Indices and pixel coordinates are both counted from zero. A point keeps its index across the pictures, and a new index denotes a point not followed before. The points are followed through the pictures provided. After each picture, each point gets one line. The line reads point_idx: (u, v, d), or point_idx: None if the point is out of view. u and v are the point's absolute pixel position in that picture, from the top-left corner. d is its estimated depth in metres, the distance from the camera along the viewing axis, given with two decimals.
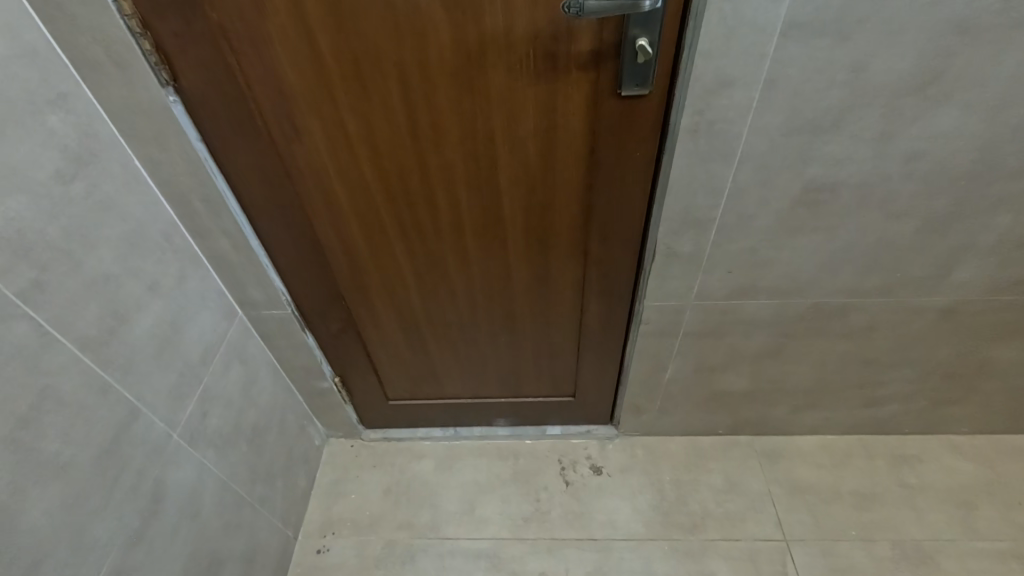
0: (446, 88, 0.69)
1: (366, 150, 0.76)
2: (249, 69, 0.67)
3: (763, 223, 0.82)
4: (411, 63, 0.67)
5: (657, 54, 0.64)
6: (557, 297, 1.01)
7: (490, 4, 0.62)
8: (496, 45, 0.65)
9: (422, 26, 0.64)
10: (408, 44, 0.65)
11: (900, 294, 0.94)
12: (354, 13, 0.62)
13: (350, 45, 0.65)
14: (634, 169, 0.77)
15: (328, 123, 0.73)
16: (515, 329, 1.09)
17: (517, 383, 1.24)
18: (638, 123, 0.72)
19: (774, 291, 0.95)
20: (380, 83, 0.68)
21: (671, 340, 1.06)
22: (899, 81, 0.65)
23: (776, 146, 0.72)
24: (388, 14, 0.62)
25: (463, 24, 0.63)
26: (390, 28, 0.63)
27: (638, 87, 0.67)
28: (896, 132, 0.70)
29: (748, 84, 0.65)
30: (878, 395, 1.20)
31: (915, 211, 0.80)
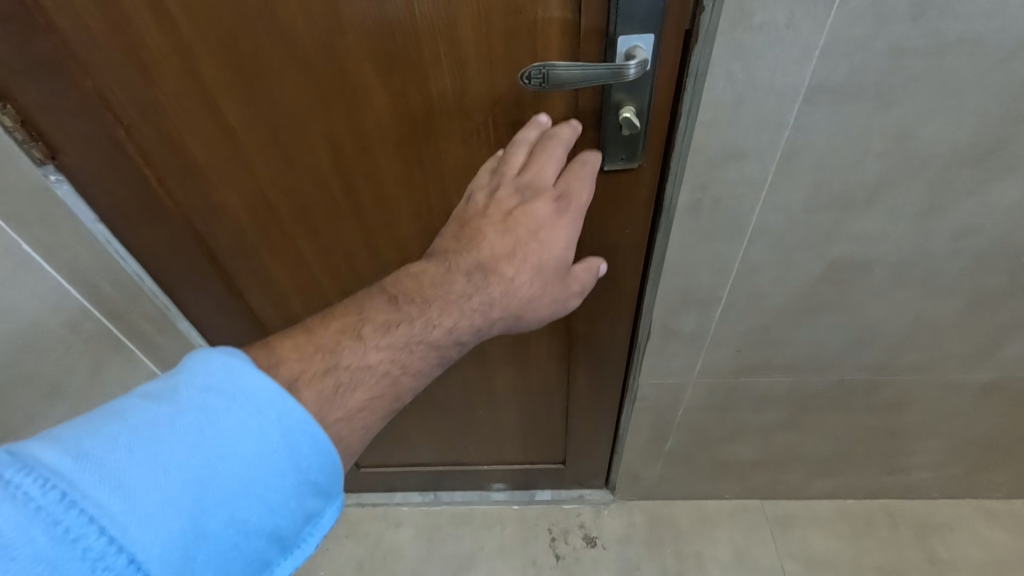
0: (391, 162, 0.57)
1: (301, 227, 0.63)
2: (144, 143, 0.54)
3: (778, 302, 0.69)
4: (344, 134, 0.54)
5: (647, 122, 0.51)
6: (540, 369, 0.89)
7: (435, 68, 0.48)
8: (447, 114, 0.52)
9: (353, 93, 0.50)
10: (337, 113, 0.52)
11: (937, 370, 0.81)
12: (263, 79, 0.49)
13: (265, 116, 0.52)
14: (623, 246, 0.64)
15: (250, 201, 0.60)
16: (495, 400, 0.97)
17: (501, 449, 1.12)
18: (626, 197, 0.59)
19: (789, 369, 0.82)
20: (308, 155, 0.56)
21: (672, 414, 0.93)
22: (953, 151, 0.51)
23: (795, 223, 0.59)
24: (308, 79, 0.49)
25: (403, 91, 0.50)
26: (311, 96, 0.51)
27: (626, 160, 0.54)
28: (944, 207, 0.57)
29: (762, 156, 0.52)
30: (906, 464, 1.07)
31: (962, 288, 0.67)
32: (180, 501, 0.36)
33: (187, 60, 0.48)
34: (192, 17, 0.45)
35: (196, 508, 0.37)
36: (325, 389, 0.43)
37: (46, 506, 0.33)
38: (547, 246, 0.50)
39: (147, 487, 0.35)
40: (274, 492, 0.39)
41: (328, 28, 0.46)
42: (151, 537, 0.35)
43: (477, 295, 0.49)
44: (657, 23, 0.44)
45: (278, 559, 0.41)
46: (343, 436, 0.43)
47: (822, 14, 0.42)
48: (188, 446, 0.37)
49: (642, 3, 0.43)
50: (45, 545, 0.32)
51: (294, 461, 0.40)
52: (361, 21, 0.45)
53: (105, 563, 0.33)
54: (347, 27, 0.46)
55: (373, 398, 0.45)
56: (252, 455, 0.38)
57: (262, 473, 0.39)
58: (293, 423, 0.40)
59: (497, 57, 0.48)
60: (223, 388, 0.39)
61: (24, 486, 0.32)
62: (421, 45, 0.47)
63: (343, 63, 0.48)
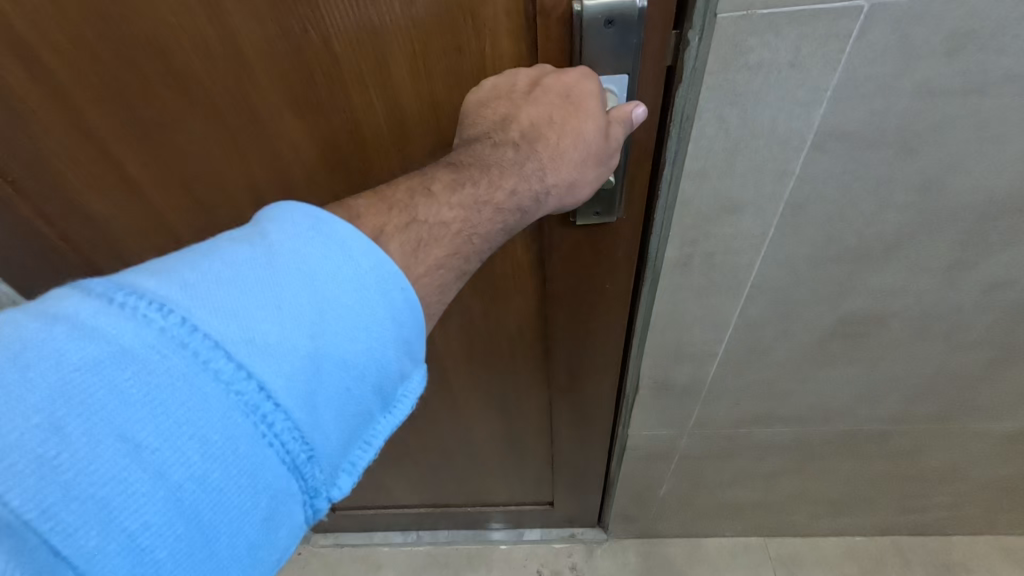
0: (326, 214, 0.49)
1: None
2: (42, 197, 0.47)
3: (781, 356, 0.62)
4: (269, 186, 0.46)
5: (626, 174, 0.43)
6: (520, 419, 0.81)
7: (367, 116, 0.41)
8: (387, 164, 0.44)
9: (274, 143, 0.43)
10: (258, 164, 0.45)
11: (957, 420, 0.73)
12: (165, 128, 0.42)
13: (175, 167, 0.45)
14: (605, 303, 0.56)
15: (171, 256, 0.53)
16: (473, 446, 0.90)
17: (486, 492, 1.05)
18: (605, 255, 0.50)
19: (794, 419, 0.74)
20: (230, 210, 0.48)
21: (665, 462, 0.86)
22: (988, 202, 0.43)
23: (800, 278, 0.51)
24: (219, 129, 0.42)
25: (332, 139, 0.43)
26: (225, 145, 0.43)
27: (602, 213, 0.46)
28: (975, 261, 0.49)
29: (762, 209, 0.44)
30: (920, 505, 1.00)
31: (991, 340, 0.59)
32: (293, 328, 0.27)
33: (74, 106, 0.41)
34: (72, 58, 0.38)
35: (311, 358, 0.27)
36: (408, 244, 0.32)
37: (170, 329, 0.25)
38: (579, 161, 0.36)
39: (263, 311, 0.26)
40: (377, 336, 0.29)
41: (235, 70, 0.38)
42: (274, 361, 0.26)
43: (517, 187, 0.35)
44: (631, 63, 0.36)
45: (385, 416, 0.31)
46: (426, 301, 0.32)
47: (835, 50, 0.34)
48: (295, 286, 0.27)
49: (611, 41, 0.35)
50: (173, 364, 0.24)
51: (404, 314, 0.30)
52: (272, 61, 0.38)
53: (236, 387, 0.25)
54: (257, 69, 0.38)
55: (454, 257, 0.33)
56: (355, 301, 0.29)
57: (373, 312, 0.29)
58: (392, 276, 0.30)
59: (441, 101, 0.40)
60: (319, 231, 0.29)
61: (144, 308, 0.25)
62: (347, 88, 0.39)
63: (258, 109, 0.41)
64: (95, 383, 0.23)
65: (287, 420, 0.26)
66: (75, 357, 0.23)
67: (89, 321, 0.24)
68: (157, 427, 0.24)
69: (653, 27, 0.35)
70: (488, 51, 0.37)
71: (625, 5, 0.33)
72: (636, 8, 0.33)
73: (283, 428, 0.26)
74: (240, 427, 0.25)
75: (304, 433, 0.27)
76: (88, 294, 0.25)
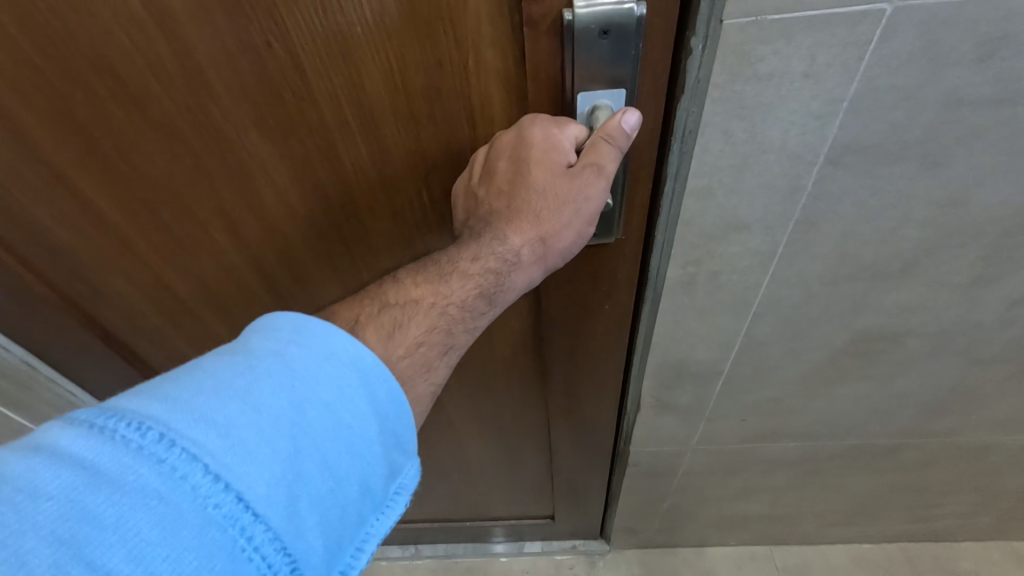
0: (302, 236, 0.46)
1: (208, 306, 0.54)
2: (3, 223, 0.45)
3: (789, 374, 0.58)
4: (239, 211, 0.44)
5: (623, 193, 0.40)
6: (518, 437, 0.78)
7: (340, 135, 0.38)
8: (364, 184, 0.42)
9: (241, 165, 0.40)
10: (226, 188, 0.42)
11: (973, 433, 0.70)
12: (122, 148, 0.39)
13: (139, 191, 0.42)
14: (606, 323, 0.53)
15: (142, 279, 0.51)
16: (471, 463, 0.87)
17: (484, 507, 1.02)
18: (604, 276, 0.47)
19: (802, 435, 0.71)
20: (199, 232, 0.46)
21: (669, 477, 0.83)
22: (1016, 216, 0.40)
23: (811, 296, 0.48)
24: (180, 150, 0.39)
25: (303, 161, 0.40)
26: (189, 168, 0.40)
27: (602, 233, 0.43)
28: (998, 276, 0.45)
29: (772, 227, 0.41)
30: (930, 514, 0.97)
31: (1013, 356, 0.56)
32: (277, 426, 0.28)
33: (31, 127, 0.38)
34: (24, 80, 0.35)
35: (292, 447, 0.28)
36: (382, 328, 0.34)
37: (148, 447, 0.25)
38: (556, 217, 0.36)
39: (247, 417, 0.27)
40: (358, 434, 0.30)
41: (191, 88, 0.35)
42: (255, 471, 0.27)
43: (482, 255, 0.36)
44: (628, 76, 0.33)
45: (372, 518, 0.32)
46: (409, 376, 0.34)
47: (853, 58, 0.31)
48: (275, 391, 0.29)
49: (606, 53, 0.32)
50: (151, 483, 0.25)
51: (389, 406, 0.32)
52: (234, 79, 0.35)
53: (215, 501, 0.26)
54: (218, 89, 0.35)
55: (432, 331, 0.35)
56: (339, 393, 0.30)
57: (357, 408, 0.30)
58: (374, 366, 0.31)
59: (421, 117, 0.37)
60: (298, 336, 0.31)
61: (121, 430, 0.25)
62: (316, 107, 0.36)
63: (222, 132, 0.38)
64: (81, 500, 0.24)
65: (268, 532, 0.27)
66: (68, 478, 0.24)
67: (70, 449, 0.25)
68: (127, 554, 0.23)
69: (653, 37, 0.32)
70: (471, 65, 0.34)
71: (622, 13, 0.30)
72: (634, 17, 0.30)
73: (265, 542, 0.27)
74: (224, 538, 0.25)
75: (287, 546, 0.27)
76: (72, 421, 0.26)
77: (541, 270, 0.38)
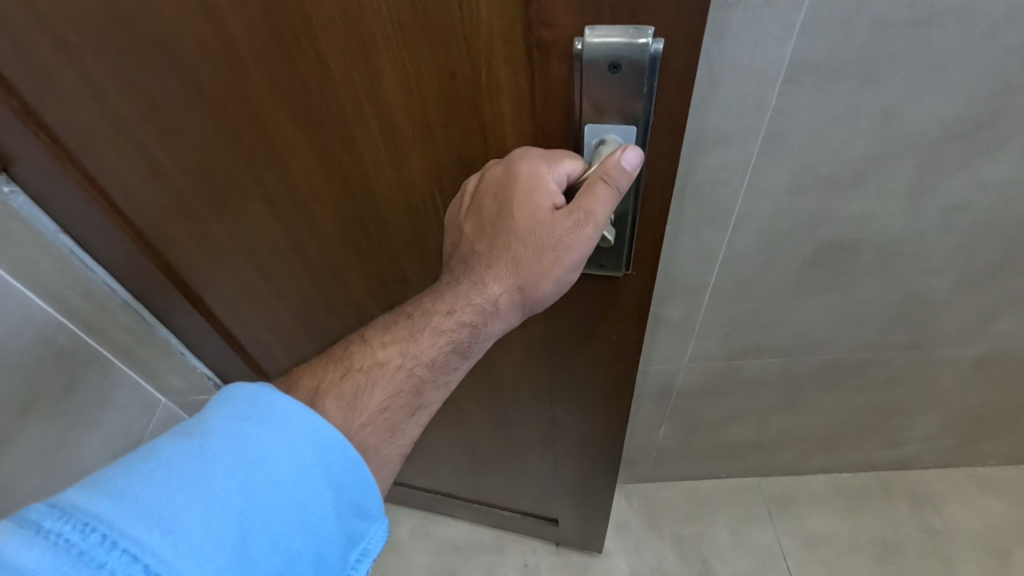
0: (326, 215, 0.52)
1: (247, 263, 0.61)
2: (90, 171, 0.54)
3: (767, 286, 0.68)
4: (272, 184, 0.51)
5: (631, 224, 0.43)
6: (523, 436, 0.83)
7: (359, 127, 0.43)
8: (381, 176, 0.47)
9: (272, 142, 0.47)
10: (261, 162, 0.49)
11: (930, 346, 0.80)
12: (179, 113, 0.46)
13: (193, 155, 0.50)
14: (618, 332, 0.55)
15: (193, 228, 0.58)
16: (476, 452, 0.92)
17: (490, 495, 1.07)
18: (610, 298, 0.52)
19: (781, 350, 0.81)
20: (241, 194, 0.53)
21: (665, 399, 0.92)
22: (942, 126, 0.49)
23: (781, 207, 0.57)
24: (222, 121, 0.46)
25: (326, 146, 0.46)
26: (232, 142, 0.48)
27: (609, 261, 0.46)
28: (935, 183, 0.55)
29: (745, 140, 0.50)
30: (901, 437, 1.07)
31: (954, 264, 0.65)
32: (226, 514, 0.33)
33: (109, 92, 0.46)
34: (104, 55, 0.43)
35: (240, 534, 0.34)
36: (345, 398, 0.41)
37: (90, 551, 0.30)
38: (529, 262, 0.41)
39: (193, 504, 0.33)
40: (305, 511, 0.36)
41: (233, 69, 0.42)
42: (202, 562, 0.32)
43: (456, 310, 0.43)
44: (639, 111, 0.35)
45: None
46: (371, 438, 0.41)
47: None
48: (224, 479, 0.34)
49: (615, 84, 0.34)
50: None
51: (336, 480, 0.38)
52: (267, 66, 0.41)
53: None
54: (255, 77, 0.41)
55: (393, 395, 0.42)
56: (287, 475, 0.36)
57: (306, 486, 0.37)
58: (326, 441, 0.37)
59: (436, 125, 0.41)
60: (253, 416, 0.37)
61: (67, 533, 0.30)
62: (335, 103, 0.42)
63: (257, 112, 0.44)
64: None
65: None
66: None
67: (18, 552, 0.29)
68: None
69: (664, 74, 0.34)
70: (484, 87, 0.37)
71: (632, 50, 0.32)
72: (645, 53, 0.32)
73: None
74: None
75: None
76: (21, 524, 0.30)
77: (515, 315, 0.45)
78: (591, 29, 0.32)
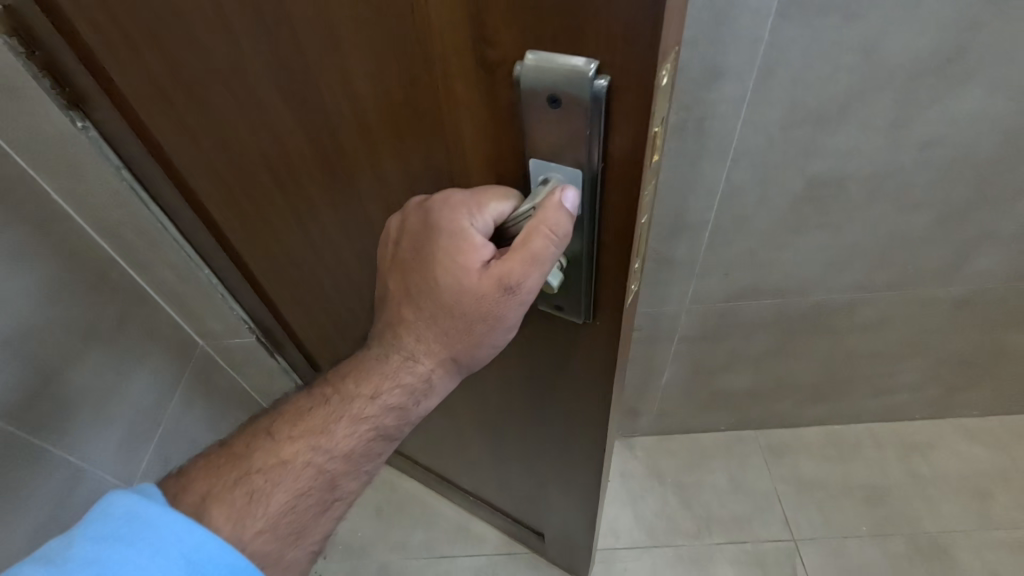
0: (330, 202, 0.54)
1: (261, 228, 0.64)
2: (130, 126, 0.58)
3: (762, 223, 0.74)
4: (283, 176, 0.53)
5: (588, 265, 0.43)
6: (512, 442, 0.82)
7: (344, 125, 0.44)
8: (365, 175, 0.48)
9: (272, 125, 0.48)
10: (264, 141, 0.50)
11: (913, 286, 0.87)
12: (193, 85, 0.47)
13: (209, 127, 0.52)
14: (586, 364, 0.55)
15: (216, 188, 0.60)
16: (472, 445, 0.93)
17: (486, 491, 1.07)
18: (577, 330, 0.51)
19: (775, 291, 0.87)
20: (251, 167, 0.54)
21: (668, 343, 0.99)
22: (916, 59, 0.56)
23: (774, 141, 0.63)
24: (230, 99, 0.47)
25: (317, 137, 0.46)
26: (243, 125, 0.49)
27: (570, 296, 0.46)
28: (912, 117, 0.61)
29: (741, 74, 0.56)
30: (890, 385, 1.14)
31: (932, 200, 0.72)
32: None
33: (139, 63, 0.48)
34: (133, 39, 0.46)
35: None
36: (235, 504, 0.46)
37: None
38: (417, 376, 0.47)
39: None
40: None
41: (234, 53, 0.42)
42: None
43: (364, 407, 0.49)
44: (587, 150, 0.35)
45: None
46: (264, 542, 0.46)
47: None
48: None
49: (561, 116, 0.34)
50: None
51: None
52: (262, 53, 0.41)
53: None
54: (253, 62, 0.42)
55: (299, 496, 0.48)
56: None
57: None
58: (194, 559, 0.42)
59: (408, 136, 0.41)
60: (123, 535, 0.41)
61: None
62: (326, 101, 0.42)
63: (258, 95, 0.45)
64: None
65: None
66: None
67: None
68: None
69: (613, 116, 0.33)
70: (451, 111, 0.38)
71: (575, 84, 0.31)
72: (586, 89, 0.31)
73: None
74: None
75: None
76: None
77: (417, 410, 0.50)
78: (534, 55, 0.32)
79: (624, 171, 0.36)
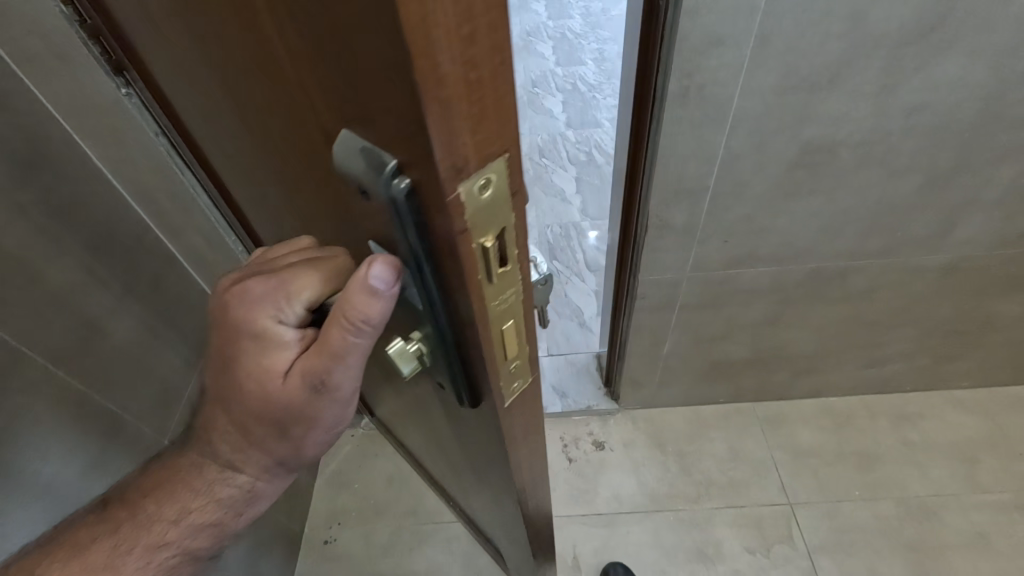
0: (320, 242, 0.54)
1: (260, 211, 0.64)
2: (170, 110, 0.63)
3: (759, 189, 0.79)
4: (250, 172, 0.52)
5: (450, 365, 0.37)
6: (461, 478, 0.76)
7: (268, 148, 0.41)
8: (300, 200, 0.45)
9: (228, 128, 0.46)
10: (229, 139, 0.49)
11: (901, 253, 0.92)
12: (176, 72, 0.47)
13: (198, 111, 0.52)
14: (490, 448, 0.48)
15: (220, 162, 0.62)
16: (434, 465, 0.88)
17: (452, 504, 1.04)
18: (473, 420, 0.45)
19: (771, 259, 0.92)
20: (233, 156, 0.54)
21: (669, 312, 1.04)
22: (901, 28, 0.60)
23: (769, 106, 0.68)
24: (196, 93, 0.46)
25: (259, 151, 0.44)
26: (214, 120, 0.48)
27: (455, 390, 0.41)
28: (898, 84, 0.66)
29: (739, 41, 0.61)
30: (881, 356, 1.19)
31: (917, 166, 0.77)
32: None
33: (145, 40, 0.50)
34: (134, 23, 0.49)
35: None
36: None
37: None
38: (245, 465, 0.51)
39: None
40: None
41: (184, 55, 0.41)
42: None
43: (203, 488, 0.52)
44: (406, 249, 0.29)
45: None
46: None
47: None
48: None
49: (377, 205, 0.29)
50: None
51: None
52: (197, 62, 0.39)
53: None
54: (195, 67, 0.40)
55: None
56: None
57: None
58: None
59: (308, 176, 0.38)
60: None
61: None
62: (250, 122, 0.40)
63: (210, 97, 0.44)
64: None
65: None
66: None
67: None
68: None
69: (424, 220, 0.26)
70: (323, 165, 0.34)
71: (374, 177, 0.26)
72: (379, 184, 0.26)
73: None
74: None
75: None
76: None
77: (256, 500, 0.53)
78: (349, 134, 0.27)
79: (456, 281, 0.29)
